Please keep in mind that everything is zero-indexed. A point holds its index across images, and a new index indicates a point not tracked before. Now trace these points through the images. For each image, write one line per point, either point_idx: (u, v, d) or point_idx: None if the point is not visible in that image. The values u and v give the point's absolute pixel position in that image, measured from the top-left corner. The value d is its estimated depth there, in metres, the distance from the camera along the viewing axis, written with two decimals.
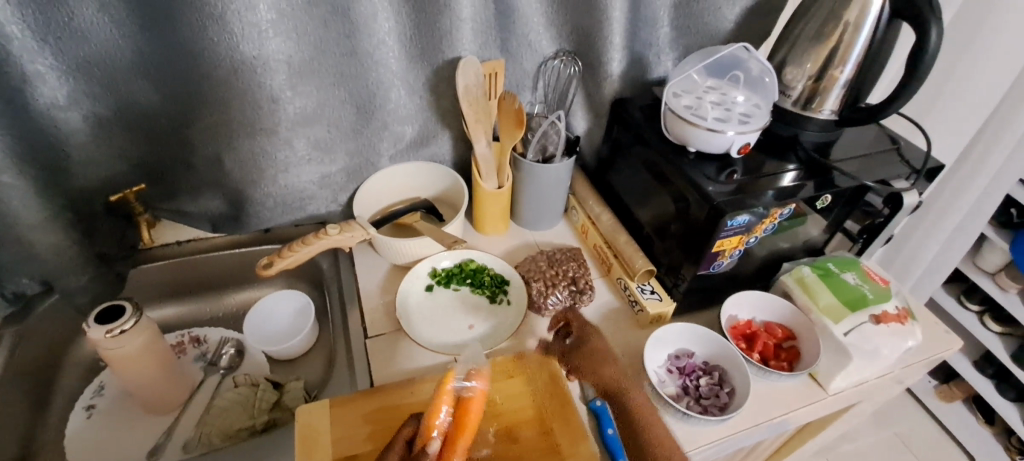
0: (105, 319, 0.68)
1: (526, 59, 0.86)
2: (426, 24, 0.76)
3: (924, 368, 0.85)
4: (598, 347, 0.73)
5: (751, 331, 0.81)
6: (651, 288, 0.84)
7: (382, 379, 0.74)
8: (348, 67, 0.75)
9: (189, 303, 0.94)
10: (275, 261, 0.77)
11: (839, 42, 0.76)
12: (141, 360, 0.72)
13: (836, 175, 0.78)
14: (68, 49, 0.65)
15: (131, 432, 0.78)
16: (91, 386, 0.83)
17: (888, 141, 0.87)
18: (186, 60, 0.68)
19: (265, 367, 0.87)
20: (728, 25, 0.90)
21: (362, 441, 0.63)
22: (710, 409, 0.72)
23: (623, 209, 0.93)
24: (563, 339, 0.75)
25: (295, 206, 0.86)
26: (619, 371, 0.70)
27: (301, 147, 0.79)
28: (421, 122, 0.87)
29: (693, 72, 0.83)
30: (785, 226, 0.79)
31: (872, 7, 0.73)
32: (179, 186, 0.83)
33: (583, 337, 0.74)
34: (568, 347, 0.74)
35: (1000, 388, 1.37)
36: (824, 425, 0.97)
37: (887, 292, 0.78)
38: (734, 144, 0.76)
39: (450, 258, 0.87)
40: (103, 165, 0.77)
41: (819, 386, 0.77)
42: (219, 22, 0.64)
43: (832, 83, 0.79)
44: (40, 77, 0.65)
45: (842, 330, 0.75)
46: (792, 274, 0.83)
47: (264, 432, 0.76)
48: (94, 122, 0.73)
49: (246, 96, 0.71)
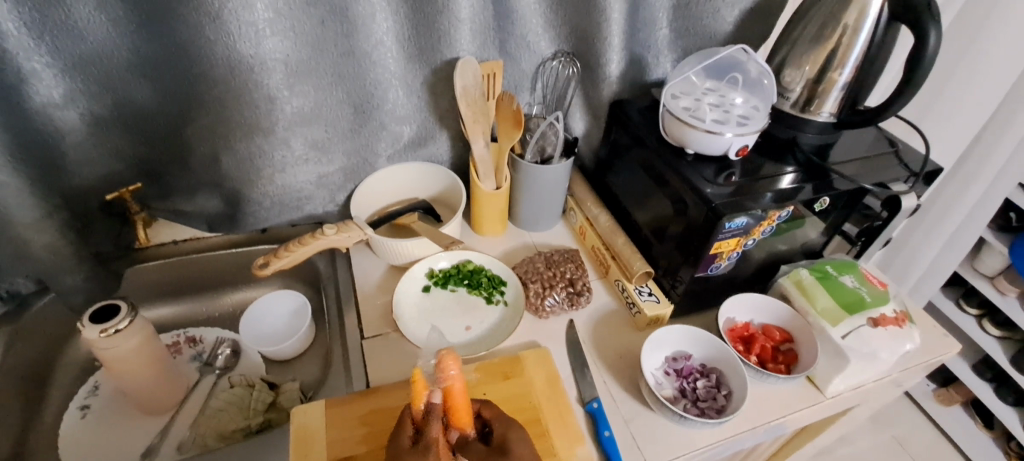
0: (99, 319, 0.68)
1: (524, 60, 0.86)
2: (424, 24, 0.75)
3: (922, 371, 0.85)
4: (556, 391, 0.70)
5: (749, 334, 0.80)
6: (649, 290, 0.84)
7: (378, 380, 0.73)
8: (345, 67, 0.75)
9: (185, 303, 0.94)
10: (270, 261, 0.77)
11: (838, 45, 0.76)
12: (136, 360, 0.72)
13: (835, 178, 0.78)
14: (63, 47, 0.64)
15: (125, 432, 0.78)
16: (85, 385, 0.82)
17: (887, 143, 0.87)
18: (184, 59, 0.68)
19: (261, 368, 0.87)
20: (726, 27, 0.90)
21: (357, 443, 0.63)
22: (708, 412, 0.71)
23: (622, 211, 0.93)
24: (511, 384, 0.70)
25: (292, 206, 0.86)
26: (563, 402, 0.69)
27: (298, 147, 0.79)
28: (418, 122, 0.86)
29: (692, 74, 0.83)
30: (784, 228, 0.79)
31: (871, 9, 0.73)
32: (176, 185, 0.83)
33: (531, 399, 0.69)
34: (513, 393, 0.69)
35: (998, 392, 1.37)
36: (822, 428, 0.96)
37: (885, 295, 0.78)
38: (732, 147, 0.76)
39: (447, 259, 0.87)
40: (99, 164, 0.77)
41: (817, 390, 0.77)
42: (216, 20, 0.64)
43: (831, 85, 0.79)
44: (36, 76, 0.65)
45: (840, 333, 0.74)
46: (790, 277, 0.82)
47: (259, 433, 0.76)
48: (90, 121, 0.72)
49: (243, 96, 0.71)
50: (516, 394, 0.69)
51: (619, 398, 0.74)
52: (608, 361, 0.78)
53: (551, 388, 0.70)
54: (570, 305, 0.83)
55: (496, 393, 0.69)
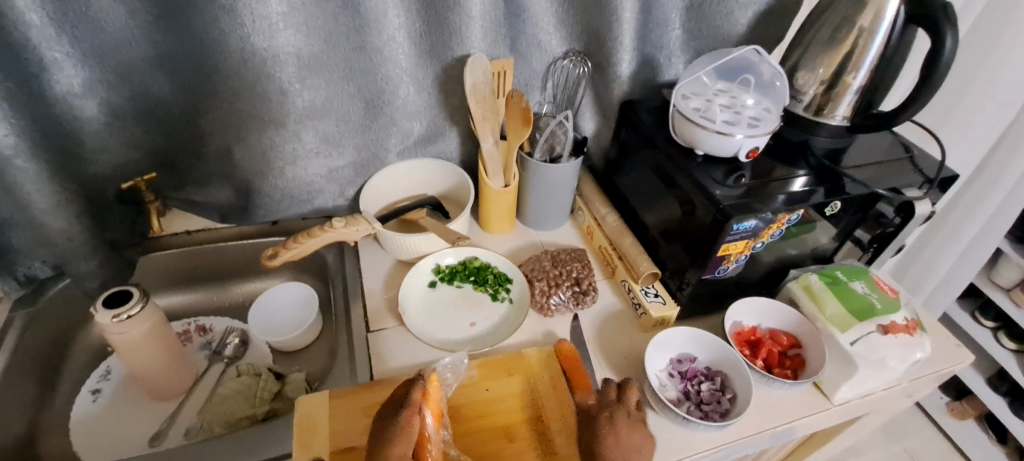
0: (112, 304, 0.69)
1: (536, 59, 0.86)
2: (436, 20, 0.76)
3: (933, 382, 0.83)
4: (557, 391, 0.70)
5: (755, 338, 0.79)
6: (655, 291, 0.83)
7: (381, 372, 0.74)
8: (357, 62, 0.75)
9: (196, 292, 0.95)
10: (278, 253, 0.78)
11: (853, 47, 0.75)
12: (147, 345, 0.73)
13: (847, 182, 0.77)
14: (84, 37, 0.66)
15: (136, 416, 0.79)
16: (97, 370, 0.84)
17: (902, 150, 0.85)
18: (200, 51, 0.69)
19: (268, 358, 0.88)
20: (740, 28, 0.89)
21: (360, 434, 0.64)
22: (711, 415, 0.71)
23: (630, 212, 0.92)
24: (511, 383, 0.70)
25: (301, 199, 0.86)
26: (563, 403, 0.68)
27: (309, 140, 0.80)
28: (429, 119, 0.87)
29: (703, 75, 0.82)
30: (794, 232, 0.78)
31: (887, 12, 0.72)
32: (190, 176, 0.84)
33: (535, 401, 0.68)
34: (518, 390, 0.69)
35: (1015, 407, 1.34)
36: (832, 435, 0.95)
37: (897, 302, 0.77)
38: (742, 148, 0.76)
39: (454, 255, 0.88)
40: (116, 153, 0.79)
41: (823, 396, 0.76)
42: (231, 13, 0.65)
43: (844, 89, 0.78)
44: (57, 66, 0.66)
45: (848, 339, 0.73)
46: (799, 281, 0.81)
47: (263, 422, 0.77)
48: (108, 110, 0.74)
49: (256, 88, 0.72)
50: (520, 390, 0.69)
51: None
52: (611, 360, 0.78)
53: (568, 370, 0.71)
54: (576, 304, 0.83)
55: (499, 390, 0.69)
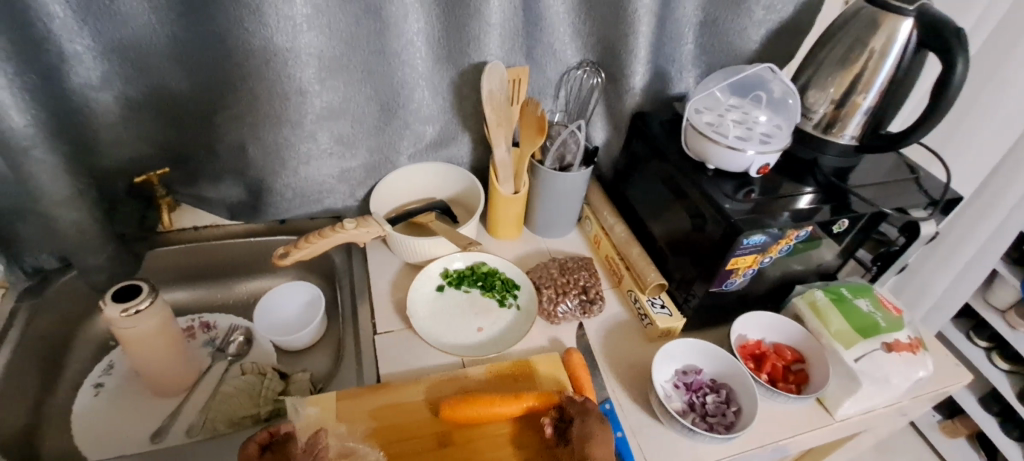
0: (120, 297, 0.69)
1: (550, 68, 0.87)
2: (455, 27, 0.77)
3: (932, 400, 0.84)
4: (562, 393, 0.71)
5: (760, 352, 0.80)
6: (662, 302, 0.84)
7: (388, 374, 0.74)
8: (376, 65, 0.76)
9: (201, 289, 0.95)
10: (290, 252, 0.78)
11: (864, 69, 0.76)
12: (153, 341, 0.73)
13: (853, 200, 0.78)
14: (105, 31, 0.67)
15: (137, 413, 0.79)
16: (100, 364, 0.83)
17: (907, 170, 0.87)
18: (219, 49, 0.70)
19: (272, 357, 0.88)
20: (752, 45, 0.90)
21: (365, 437, 0.64)
22: (716, 427, 0.71)
23: (638, 222, 0.93)
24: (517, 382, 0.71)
25: (312, 198, 0.87)
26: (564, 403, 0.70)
27: (323, 140, 0.80)
28: (442, 123, 0.87)
29: (716, 90, 0.84)
30: (800, 248, 0.79)
31: (899, 35, 0.73)
32: (201, 172, 0.84)
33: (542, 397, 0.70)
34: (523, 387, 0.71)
35: (1004, 427, 1.35)
36: (828, 451, 0.96)
37: (900, 321, 0.78)
38: (753, 164, 0.77)
39: (463, 259, 0.88)
40: (129, 147, 0.79)
41: (826, 411, 0.77)
42: (255, 13, 0.65)
43: (854, 109, 0.79)
44: (76, 59, 0.67)
45: (852, 356, 0.74)
46: (804, 297, 0.82)
47: (267, 422, 0.76)
48: (124, 104, 0.74)
49: (276, 87, 0.72)
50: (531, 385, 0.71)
51: (629, 409, 0.74)
52: (617, 370, 0.79)
53: (574, 382, 0.72)
54: (583, 313, 0.83)
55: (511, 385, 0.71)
